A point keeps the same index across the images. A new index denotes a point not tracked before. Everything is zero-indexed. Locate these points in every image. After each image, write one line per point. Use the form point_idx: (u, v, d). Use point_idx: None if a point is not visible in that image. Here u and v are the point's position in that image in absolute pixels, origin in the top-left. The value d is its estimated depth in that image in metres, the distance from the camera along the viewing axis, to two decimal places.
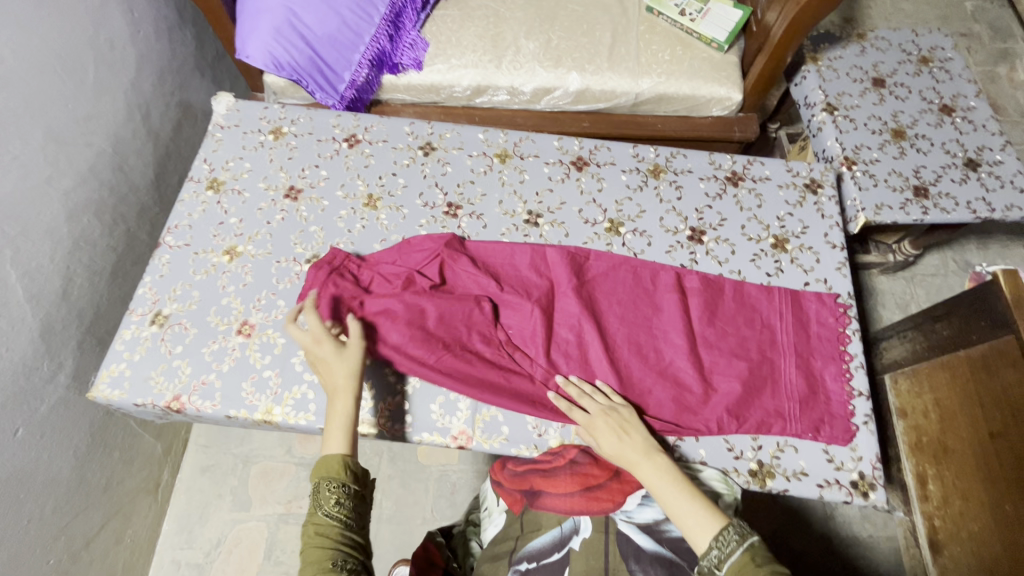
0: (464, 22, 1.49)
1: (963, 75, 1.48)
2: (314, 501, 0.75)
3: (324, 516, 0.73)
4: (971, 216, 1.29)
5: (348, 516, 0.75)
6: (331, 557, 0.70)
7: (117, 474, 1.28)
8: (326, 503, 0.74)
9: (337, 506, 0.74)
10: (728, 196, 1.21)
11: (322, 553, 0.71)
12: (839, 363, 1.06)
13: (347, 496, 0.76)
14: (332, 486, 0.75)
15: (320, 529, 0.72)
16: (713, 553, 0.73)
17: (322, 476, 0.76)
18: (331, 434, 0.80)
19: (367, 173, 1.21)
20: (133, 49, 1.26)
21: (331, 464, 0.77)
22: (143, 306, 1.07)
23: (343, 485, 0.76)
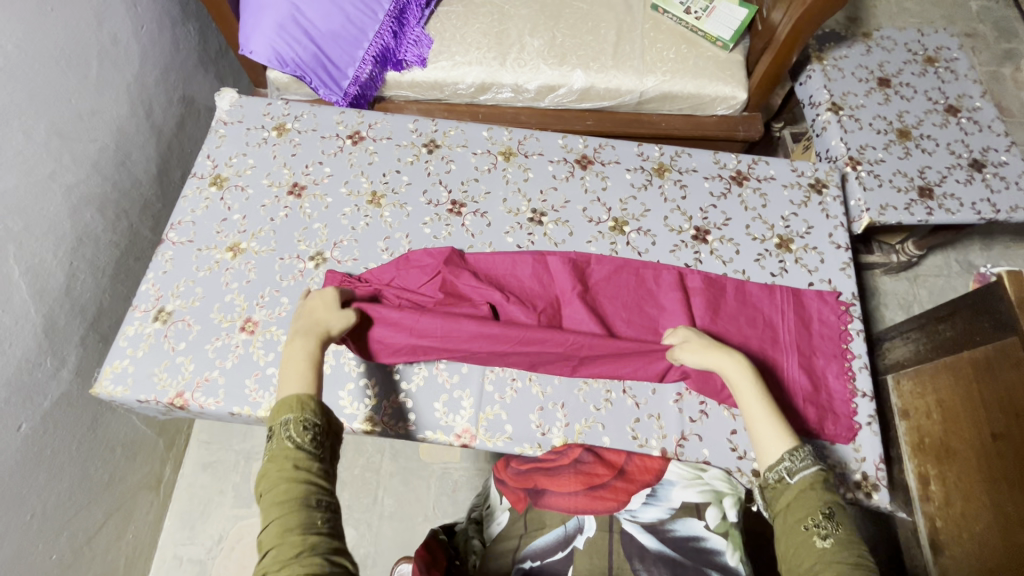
0: (468, 19, 1.49)
1: (969, 75, 1.48)
2: (282, 438, 0.73)
3: (294, 452, 0.72)
4: (976, 217, 1.29)
5: (318, 448, 0.74)
6: (309, 492, 0.70)
7: (120, 470, 1.28)
8: (296, 438, 0.73)
9: (307, 442, 0.73)
10: (733, 196, 1.20)
11: (296, 489, 0.69)
12: (842, 361, 1.06)
13: (318, 432, 0.75)
14: (304, 424, 0.74)
15: (291, 466, 0.71)
16: (784, 464, 0.75)
17: (291, 413, 0.75)
18: (291, 377, 0.80)
19: (371, 170, 1.21)
20: (136, 44, 1.26)
21: (303, 403, 0.76)
22: (147, 302, 1.07)
23: (313, 422, 0.75)
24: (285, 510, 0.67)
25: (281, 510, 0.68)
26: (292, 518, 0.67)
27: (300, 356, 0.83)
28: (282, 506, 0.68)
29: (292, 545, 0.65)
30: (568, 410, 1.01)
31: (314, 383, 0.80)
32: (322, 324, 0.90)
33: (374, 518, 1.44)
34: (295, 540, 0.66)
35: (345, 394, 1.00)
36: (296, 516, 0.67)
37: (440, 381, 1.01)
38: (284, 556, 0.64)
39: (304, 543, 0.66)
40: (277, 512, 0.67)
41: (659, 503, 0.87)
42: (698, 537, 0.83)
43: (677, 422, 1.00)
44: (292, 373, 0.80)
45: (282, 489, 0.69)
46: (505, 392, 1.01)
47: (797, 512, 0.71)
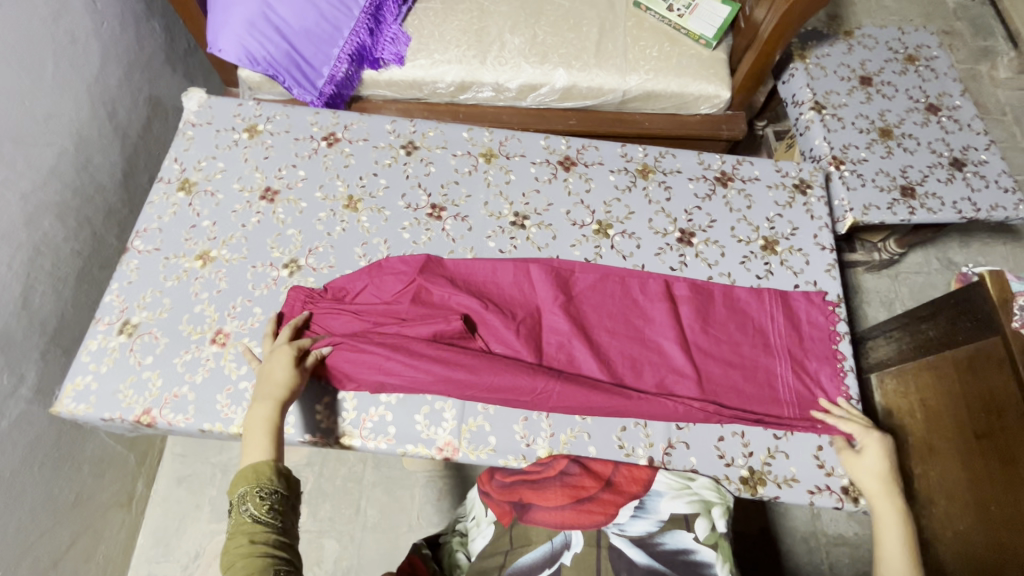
0: (447, 16, 1.45)
1: (948, 74, 1.48)
2: (239, 512, 0.72)
3: (252, 525, 0.71)
4: (957, 216, 1.30)
5: (279, 517, 0.73)
6: (269, 561, 0.69)
7: (88, 488, 1.23)
8: (254, 510, 0.72)
9: (266, 513, 0.72)
10: (718, 197, 1.19)
11: (254, 561, 0.68)
12: (833, 363, 1.05)
13: (276, 500, 0.74)
14: (260, 491, 0.74)
15: (249, 539, 0.70)
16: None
17: (246, 485, 0.74)
18: (250, 446, 0.79)
19: (347, 173, 1.17)
20: (96, 42, 1.20)
21: (257, 470, 0.75)
22: (111, 315, 1.02)
23: (271, 491, 0.74)
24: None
25: None
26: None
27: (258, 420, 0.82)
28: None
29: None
30: (553, 419, 0.98)
31: (272, 448, 0.79)
32: (270, 377, 0.88)
33: (358, 529, 1.41)
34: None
35: (322, 407, 0.97)
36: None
37: (420, 393, 0.98)
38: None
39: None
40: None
41: (647, 516, 0.87)
42: (686, 551, 0.82)
43: (664, 429, 0.98)
44: (250, 442, 0.79)
45: (240, 564, 0.68)
46: (489, 402, 0.98)
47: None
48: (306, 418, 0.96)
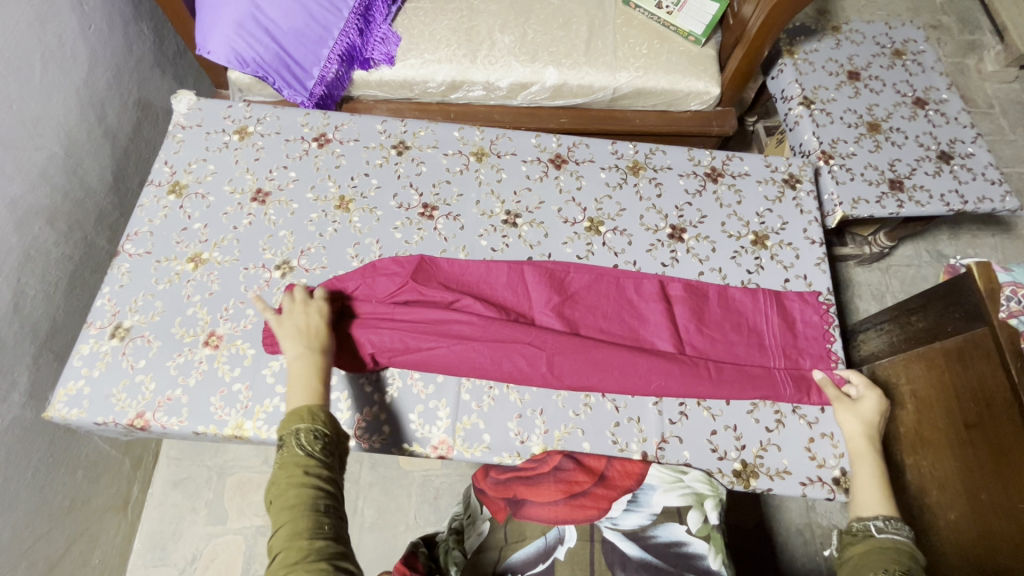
0: (437, 15, 1.45)
1: (935, 68, 1.50)
2: (292, 446, 0.72)
3: (305, 459, 0.71)
4: (944, 208, 1.31)
5: (329, 456, 0.74)
6: (316, 498, 0.69)
7: (82, 493, 1.23)
8: (307, 446, 0.72)
9: (318, 450, 0.73)
10: (708, 193, 1.19)
11: (304, 494, 0.69)
12: (827, 361, 1.05)
13: (327, 439, 0.74)
14: (313, 429, 0.74)
15: (300, 472, 0.70)
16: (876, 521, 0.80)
17: (299, 422, 0.74)
18: (292, 391, 0.80)
19: (339, 173, 1.17)
20: (84, 45, 1.19)
21: (309, 411, 0.76)
22: (102, 319, 1.02)
23: (324, 431, 0.75)
24: (292, 516, 0.67)
25: (289, 514, 0.67)
26: (300, 523, 0.66)
27: (301, 367, 0.83)
28: (290, 513, 0.67)
29: (302, 550, 0.64)
30: (547, 416, 0.98)
31: (318, 395, 0.81)
32: (310, 328, 0.89)
33: (354, 530, 1.41)
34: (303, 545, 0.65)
35: None
36: (303, 521, 0.66)
37: (414, 392, 0.99)
38: (293, 560, 0.64)
39: (311, 549, 0.65)
40: (285, 517, 0.67)
41: (640, 509, 0.87)
42: (679, 542, 0.83)
43: (657, 424, 0.98)
44: (293, 388, 0.81)
45: (289, 494, 0.68)
46: (482, 400, 0.99)
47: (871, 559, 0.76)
48: None
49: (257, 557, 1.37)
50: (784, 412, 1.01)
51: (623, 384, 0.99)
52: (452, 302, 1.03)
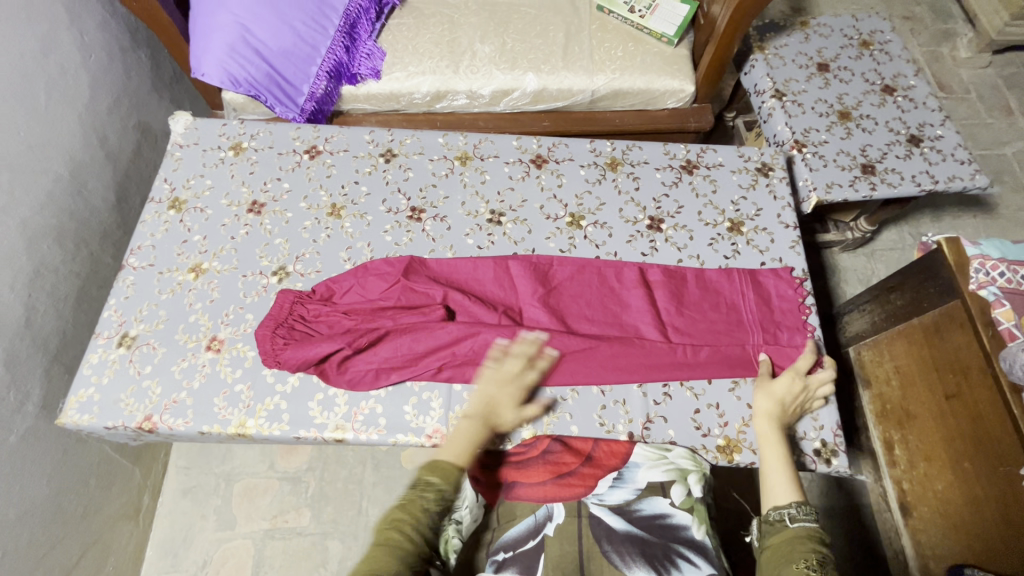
0: (419, 30, 1.51)
1: (902, 56, 1.55)
2: (418, 495, 0.78)
3: (422, 514, 0.77)
4: (916, 189, 1.35)
5: (439, 522, 0.79)
6: (412, 548, 0.74)
7: (95, 501, 1.27)
8: (428, 503, 0.78)
9: (437, 510, 0.78)
10: (684, 184, 1.24)
11: (404, 541, 0.74)
12: (804, 332, 1.09)
13: (445, 507, 0.79)
14: (439, 492, 0.79)
15: (414, 524, 0.76)
16: (788, 509, 0.78)
17: (436, 476, 0.80)
18: (452, 442, 0.86)
19: (330, 183, 1.23)
20: (85, 73, 1.26)
21: (448, 470, 0.81)
22: (109, 329, 1.07)
23: (448, 495, 0.79)
24: (387, 555, 0.72)
25: (387, 547, 0.73)
26: (387, 564, 0.72)
27: (466, 429, 0.88)
28: (391, 544, 0.74)
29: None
30: (536, 402, 1.03)
31: (466, 458, 0.84)
32: (494, 406, 0.93)
33: (360, 530, 1.44)
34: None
35: (315, 404, 1.01)
36: (390, 565, 0.72)
37: (408, 384, 1.03)
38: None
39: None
40: (381, 550, 0.73)
41: (625, 485, 0.90)
42: (664, 515, 0.85)
43: (642, 405, 1.02)
44: (452, 441, 0.86)
45: (392, 532, 0.75)
46: (473, 389, 1.03)
47: (791, 549, 0.74)
48: (298, 413, 1.00)
49: (267, 559, 1.41)
50: None
51: (609, 366, 1.04)
52: (441, 298, 1.08)
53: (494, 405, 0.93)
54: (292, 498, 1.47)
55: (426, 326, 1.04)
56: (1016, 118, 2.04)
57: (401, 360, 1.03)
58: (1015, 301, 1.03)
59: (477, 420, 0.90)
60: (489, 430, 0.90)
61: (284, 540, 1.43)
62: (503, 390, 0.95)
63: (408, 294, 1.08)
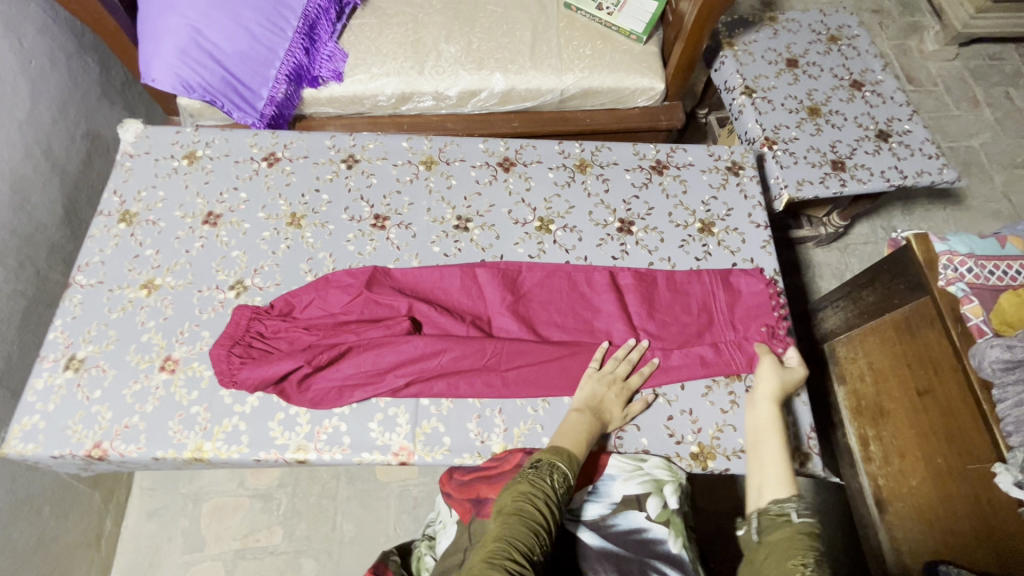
0: (382, 30, 1.47)
1: (870, 51, 1.55)
2: (545, 473, 0.79)
3: (551, 491, 0.77)
4: (886, 184, 1.35)
5: (562, 506, 0.79)
6: (535, 524, 0.72)
7: (51, 530, 1.21)
8: (558, 483, 0.79)
9: (560, 493, 0.78)
10: (654, 185, 1.23)
11: (536, 514, 0.74)
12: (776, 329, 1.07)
13: (569, 493, 0.80)
14: (565, 476, 0.80)
15: (546, 500, 0.75)
16: (788, 504, 0.77)
17: (562, 460, 0.82)
18: (562, 430, 0.88)
19: (289, 191, 1.18)
20: (25, 81, 1.19)
21: (572, 457, 0.83)
22: (56, 352, 1.01)
23: (568, 480, 0.80)
24: (525, 526, 0.71)
25: (513, 518, 0.72)
26: (521, 534, 0.70)
27: (577, 419, 0.91)
28: (517, 515, 0.72)
29: (517, 551, 0.68)
30: (506, 414, 0.99)
31: (582, 449, 0.86)
32: (602, 403, 0.95)
33: (335, 546, 1.40)
34: (515, 553, 0.67)
35: (275, 425, 0.97)
36: (524, 535, 0.70)
37: (373, 401, 0.99)
38: (502, 552, 0.67)
39: (519, 557, 0.67)
40: (515, 519, 0.72)
41: (600, 500, 0.89)
42: (640, 529, 0.86)
43: None
44: (563, 430, 0.89)
45: (525, 503, 0.74)
46: (441, 404, 1.00)
47: (790, 545, 0.71)
48: (257, 435, 0.96)
49: None
50: (738, 392, 1.03)
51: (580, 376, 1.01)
52: (406, 309, 1.04)
53: (598, 401, 0.96)
54: (263, 516, 1.42)
55: (390, 340, 1.01)
56: (982, 110, 2.07)
57: (365, 376, 0.99)
58: (983, 295, 1.05)
59: (585, 413, 0.92)
60: (600, 423, 0.93)
61: (255, 561, 1.38)
62: (602, 387, 0.97)
63: (372, 307, 1.04)
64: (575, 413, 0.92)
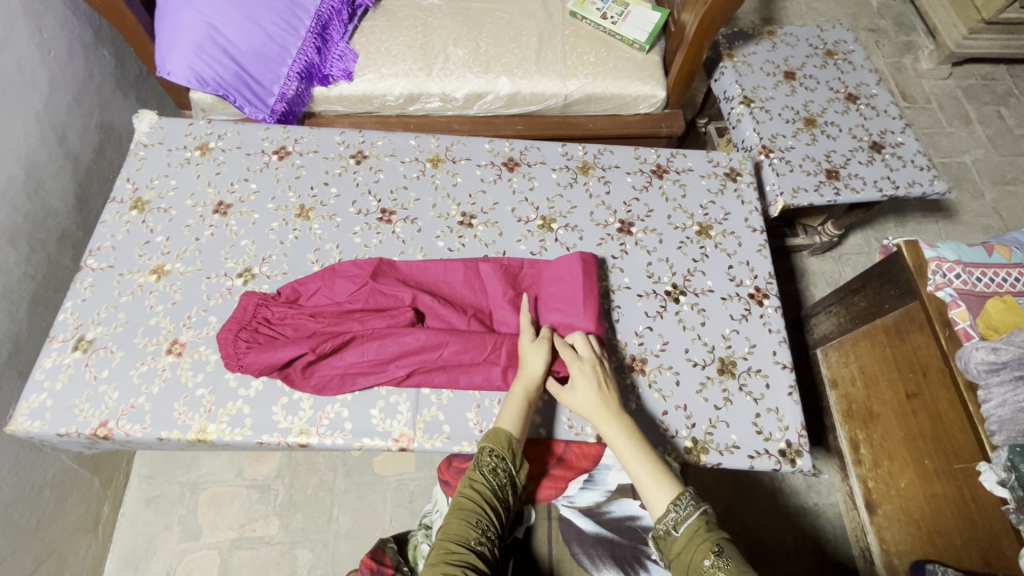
0: (392, 32, 1.51)
1: (864, 66, 1.59)
2: (476, 461, 0.85)
3: (483, 476, 0.83)
4: (878, 194, 1.39)
5: (502, 485, 0.84)
6: (473, 513, 0.79)
7: (51, 513, 1.22)
8: (488, 467, 0.84)
9: (492, 474, 0.83)
10: (654, 188, 1.26)
11: (473, 503, 0.80)
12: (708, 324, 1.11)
13: (505, 469, 0.85)
14: (494, 455, 0.85)
15: (477, 486, 0.82)
16: (670, 516, 0.79)
17: (488, 441, 0.86)
18: (507, 411, 0.91)
19: (299, 184, 1.21)
20: (44, 70, 1.22)
21: (500, 435, 0.87)
22: (65, 332, 1.03)
23: (499, 458, 0.85)
24: (460, 518, 0.79)
25: (451, 514, 0.80)
26: (459, 526, 0.78)
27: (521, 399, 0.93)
28: (454, 511, 0.80)
29: (454, 544, 0.76)
30: (505, 404, 1.02)
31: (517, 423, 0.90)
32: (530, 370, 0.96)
33: (331, 538, 1.41)
34: (451, 546, 0.75)
35: (278, 409, 0.99)
36: (461, 528, 0.77)
37: (375, 388, 1.02)
38: (442, 551, 0.75)
39: (457, 550, 0.75)
40: (453, 516, 0.79)
41: (596, 487, 0.96)
42: (632, 516, 0.94)
43: None
44: (509, 409, 0.92)
45: (460, 497, 0.81)
46: (442, 393, 1.02)
47: (691, 558, 0.73)
48: (261, 418, 0.98)
49: (233, 570, 1.37)
50: (732, 390, 1.05)
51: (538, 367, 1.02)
52: (410, 300, 1.06)
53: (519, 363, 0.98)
54: (260, 506, 1.44)
55: (394, 330, 1.02)
56: (975, 127, 2.12)
57: (371, 368, 1.01)
58: (970, 301, 1.08)
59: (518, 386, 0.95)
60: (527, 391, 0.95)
61: (251, 550, 1.39)
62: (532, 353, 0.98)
63: (377, 296, 1.06)
64: (515, 388, 0.94)
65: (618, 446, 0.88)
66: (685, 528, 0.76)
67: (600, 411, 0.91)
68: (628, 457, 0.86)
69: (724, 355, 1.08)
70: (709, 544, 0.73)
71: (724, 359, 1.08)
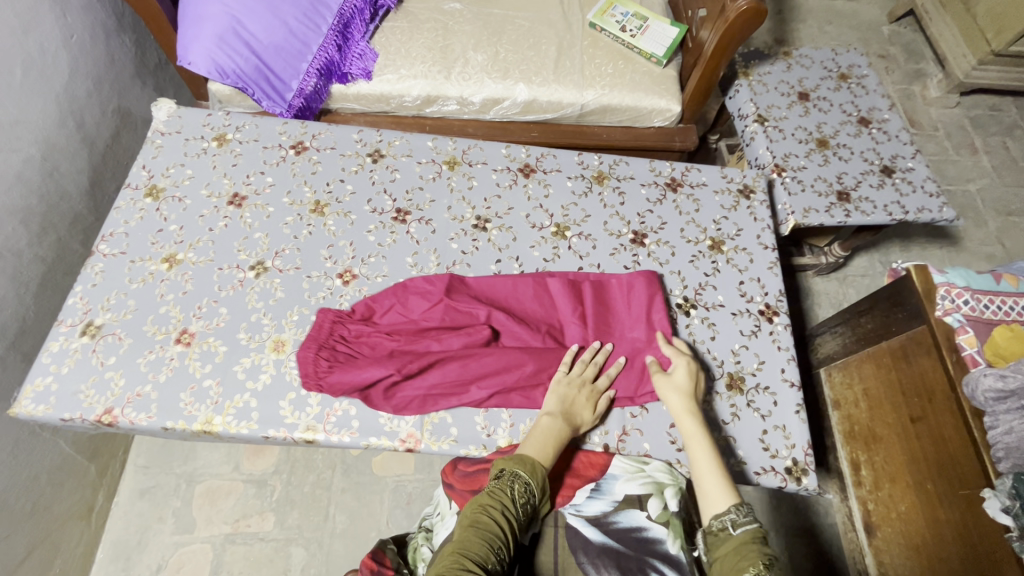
0: (412, 34, 1.52)
1: (878, 91, 1.61)
2: (506, 483, 0.82)
3: (511, 502, 0.80)
4: (888, 217, 1.40)
5: (524, 516, 0.81)
6: (493, 534, 0.76)
7: (45, 499, 1.21)
8: (518, 492, 0.81)
9: (520, 501, 0.81)
10: (668, 202, 1.27)
11: (494, 525, 0.77)
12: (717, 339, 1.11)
13: (532, 503, 0.83)
14: (527, 485, 0.83)
15: (505, 511, 0.79)
16: (729, 515, 0.79)
17: (525, 471, 0.84)
18: (531, 439, 0.90)
19: (314, 179, 1.21)
20: (66, 53, 1.22)
21: (536, 468, 0.85)
22: (73, 317, 1.03)
23: (530, 487, 0.83)
24: (479, 537, 0.75)
25: (470, 530, 0.76)
26: (476, 544, 0.73)
27: (548, 425, 0.92)
28: (473, 527, 0.76)
29: (470, 561, 0.71)
30: (513, 411, 1.01)
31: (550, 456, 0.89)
32: (574, 406, 0.97)
33: (326, 537, 1.40)
34: (469, 564, 0.71)
35: (286, 404, 0.98)
36: (479, 546, 0.73)
37: None
38: (454, 565, 0.70)
39: (473, 569, 0.70)
40: (471, 532, 0.75)
41: (603, 496, 0.93)
42: (639, 527, 0.89)
43: (619, 419, 1.04)
44: (531, 438, 0.91)
45: (481, 515, 0.77)
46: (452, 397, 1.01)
47: (738, 560, 0.73)
48: (268, 412, 0.97)
49: (225, 565, 1.36)
50: (739, 406, 1.05)
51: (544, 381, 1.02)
52: (485, 317, 1.07)
53: (569, 404, 0.97)
54: (256, 501, 1.42)
55: (473, 351, 1.03)
56: (980, 157, 2.15)
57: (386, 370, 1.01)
58: (978, 328, 1.08)
59: (564, 421, 0.94)
60: (574, 430, 0.95)
61: (245, 546, 1.38)
62: (574, 390, 0.99)
63: (451, 313, 1.06)
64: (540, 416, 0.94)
65: (693, 443, 0.90)
66: (744, 530, 0.76)
67: (686, 408, 0.95)
68: (699, 454, 0.88)
69: (733, 370, 1.08)
70: (761, 556, 0.73)
71: (733, 374, 1.08)
